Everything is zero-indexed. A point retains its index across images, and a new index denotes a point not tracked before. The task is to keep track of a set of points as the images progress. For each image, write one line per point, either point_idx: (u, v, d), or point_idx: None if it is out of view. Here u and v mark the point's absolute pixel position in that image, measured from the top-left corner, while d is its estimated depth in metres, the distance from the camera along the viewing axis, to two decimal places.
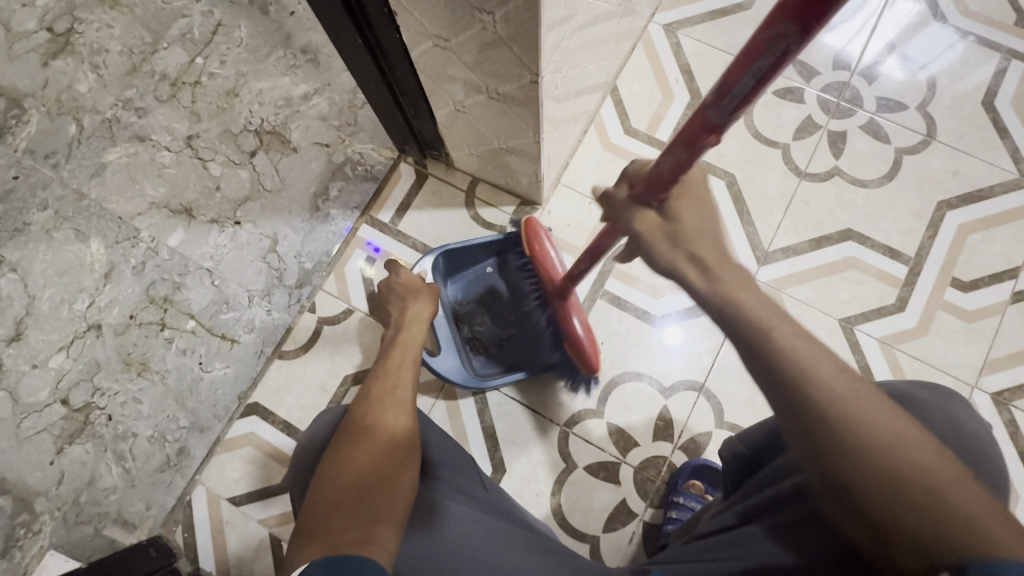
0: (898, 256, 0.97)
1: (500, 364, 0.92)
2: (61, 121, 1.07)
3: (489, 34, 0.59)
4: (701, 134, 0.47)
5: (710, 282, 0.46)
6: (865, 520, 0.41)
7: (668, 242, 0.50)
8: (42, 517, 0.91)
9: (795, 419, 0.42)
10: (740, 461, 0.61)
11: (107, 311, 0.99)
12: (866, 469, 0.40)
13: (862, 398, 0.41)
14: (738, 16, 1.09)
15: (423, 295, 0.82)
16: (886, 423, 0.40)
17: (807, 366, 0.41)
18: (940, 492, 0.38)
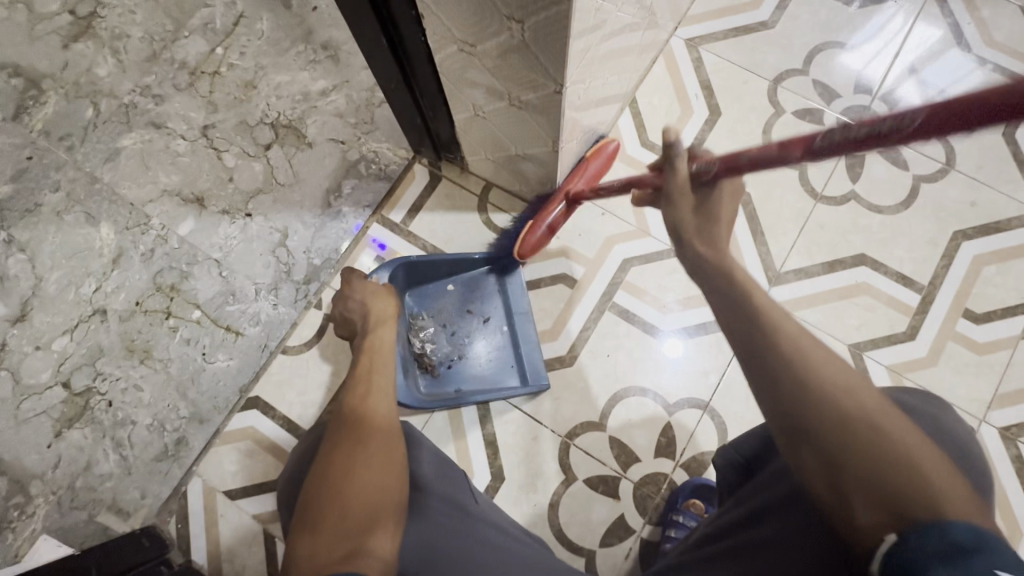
0: (911, 285, 0.96)
1: (444, 385, 0.92)
2: (79, 104, 1.07)
3: (515, 42, 0.59)
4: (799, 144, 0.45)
5: (712, 249, 0.53)
6: (824, 463, 0.41)
7: (691, 212, 0.55)
8: (36, 500, 0.90)
9: (755, 351, 0.45)
10: (734, 468, 0.62)
11: (114, 297, 0.98)
12: (823, 404, 0.41)
13: (808, 341, 0.45)
14: (761, 34, 1.08)
15: (388, 294, 0.80)
16: (833, 369, 0.43)
17: (766, 310, 0.47)
18: (885, 432, 0.40)
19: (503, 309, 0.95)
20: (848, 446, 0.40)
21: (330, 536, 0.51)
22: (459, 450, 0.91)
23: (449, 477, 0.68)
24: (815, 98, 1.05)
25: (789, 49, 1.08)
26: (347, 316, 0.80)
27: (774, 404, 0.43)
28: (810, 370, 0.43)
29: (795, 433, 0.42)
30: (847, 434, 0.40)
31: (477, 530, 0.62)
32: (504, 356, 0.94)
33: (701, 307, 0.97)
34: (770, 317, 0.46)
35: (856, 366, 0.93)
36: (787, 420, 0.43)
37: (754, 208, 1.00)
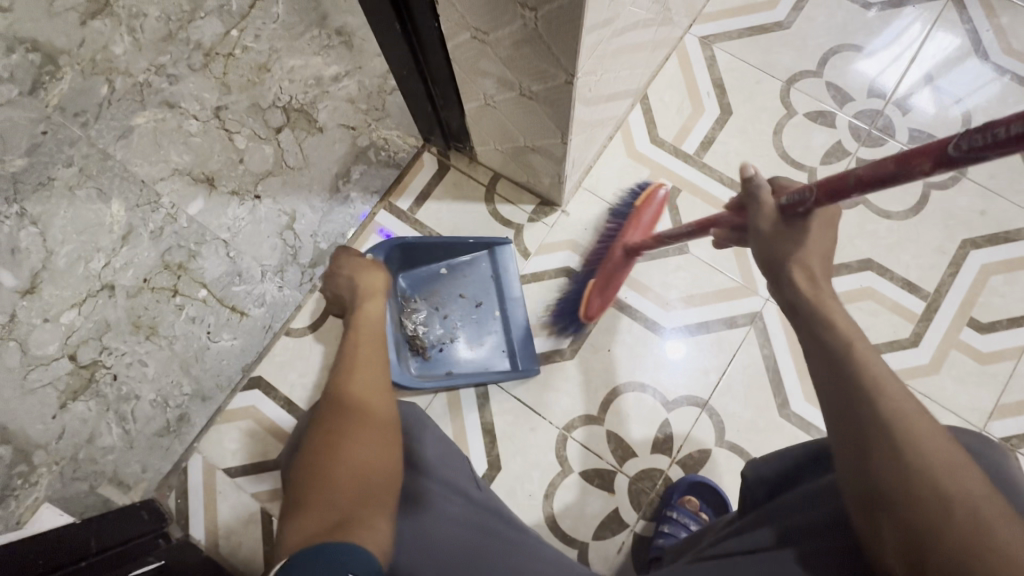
0: (916, 291, 0.96)
1: (435, 368, 0.92)
2: (94, 81, 1.08)
3: (528, 31, 0.59)
4: (918, 157, 0.41)
5: (814, 287, 0.50)
6: (904, 533, 0.40)
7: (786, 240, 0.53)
8: (39, 469, 0.92)
9: (854, 413, 0.43)
10: (764, 484, 0.60)
11: (122, 273, 1.00)
12: (916, 476, 0.40)
13: (918, 415, 0.42)
14: (776, 35, 1.08)
15: (375, 266, 0.73)
16: (937, 444, 0.41)
17: (872, 370, 0.44)
18: (985, 522, 0.38)
19: (496, 294, 0.95)
20: (932, 528, 0.39)
21: (317, 512, 0.48)
22: (457, 438, 0.92)
23: (452, 459, 0.68)
24: (828, 101, 1.05)
25: (804, 50, 1.07)
26: (330, 288, 0.74)
27: (861, 473, 0.43)
28: (908, 448, 0.41)
29: (877, 504, 0.41)
30: (945, 518, 0.39)
31: (475, 515, 0.63)
32: (496, 341, 0.94)
33: (704, 306, 0.97)
34: (873, 380, 0.44)
35: None
36: (869, 488, 0.42)
37: None
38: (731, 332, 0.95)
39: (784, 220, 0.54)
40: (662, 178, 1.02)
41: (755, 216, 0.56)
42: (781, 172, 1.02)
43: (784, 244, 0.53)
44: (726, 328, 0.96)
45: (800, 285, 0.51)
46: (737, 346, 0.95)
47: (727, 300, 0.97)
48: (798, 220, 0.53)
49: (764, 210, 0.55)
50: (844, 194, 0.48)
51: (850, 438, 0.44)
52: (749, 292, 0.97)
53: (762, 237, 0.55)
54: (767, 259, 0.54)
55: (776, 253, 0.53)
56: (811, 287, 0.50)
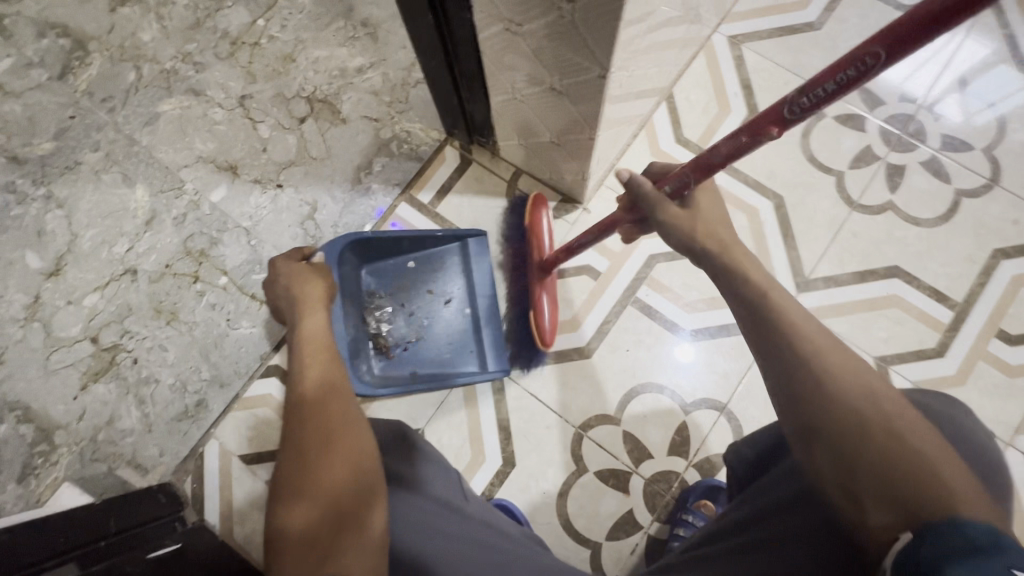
0: (945, 300, 0.94)
1: (400, 367, 0.92)
2: (122, 67, 1.09)
3: (563, 22, 0.58)
4: (767, 124, 0.48)
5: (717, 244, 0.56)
6: (841, 462, 0.42)
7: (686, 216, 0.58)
8: (59, 449, 0.93)
9: (777, 361, 0.46)
10: (745, 465, 0.62)
11: (145, 258, 1.00)
12: (840, 410, 0.43)
13: (828, 349, 0.46)
14: (806, 35, 1.06)
15: (314, 278, 0.78)
16: (852, 376, 0.44)
17: (789, 318, 0.47)
18: (902, 434, 0.42)
19: (467, 291, 0.95)
20: (862, 449, 0.42)
21: (300, 543, 0.51)
22: (472, 432, 0.91)
23: (442, 478, 0.67)
24: (858, 104, 1.03)
25: (835, 52, 1.05)
26: (278, 305, 0.77)
27: (794, 407, 0.45)
28: (828, 381, 0.44)
29: (812, 434, 0.44)
30: (868, 440, 0.42)
31: (472, 529, 0.62)
32: (464, 340, 0.93)
33: (725, 308, 0.96)
34: (790, 322, 0.47)
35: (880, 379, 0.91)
36: (805, 421, 0.44)
37: (786, 213, 0.98)
38: None
39: (678, 204, 0.59)
40: None
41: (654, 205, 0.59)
42: (808, 175, 1.00)
43: (685, 222, 0.58)
44: None
45: (717, 252, 0.55)
46: None
47: None
48: (687, 200, 0.59)
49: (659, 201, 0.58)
50: (714, 168, 0.54)
51: (778, 377, 0.46)
52: None
53: (662, 223, 0.59)
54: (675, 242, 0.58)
55: (679, 232, 0.58)
56: (720, 244, 0.56)
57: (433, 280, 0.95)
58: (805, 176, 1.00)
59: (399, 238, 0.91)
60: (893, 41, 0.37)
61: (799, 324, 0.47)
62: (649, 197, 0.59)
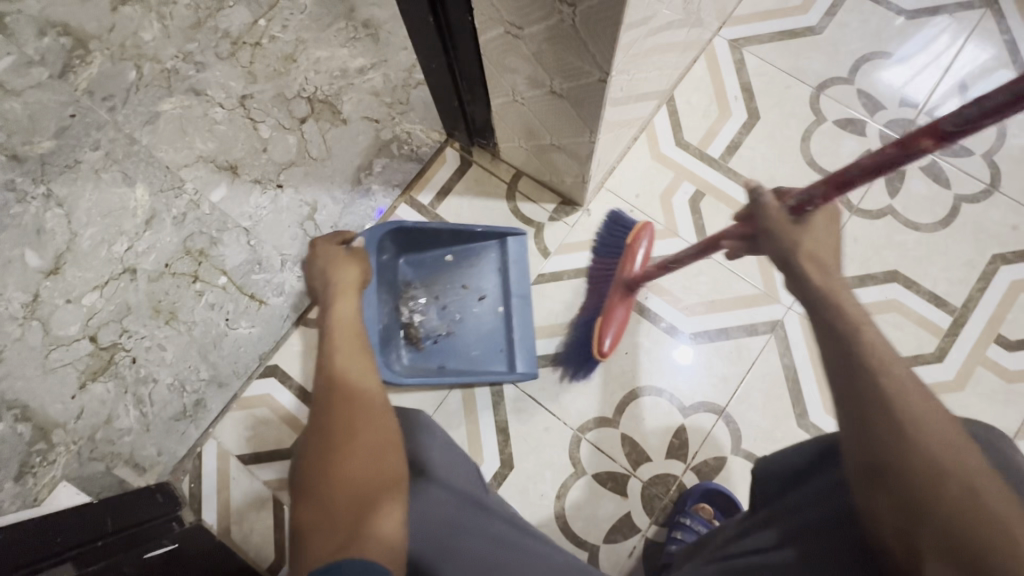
0: (944, 305, 0.94)
1: (428, 360, 0.92)
2: (123, 66, 1.09)
3: (565, 26, 0.58)
4: (919, 137, 0.44)
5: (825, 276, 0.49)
6: (905, 508, 0.41)
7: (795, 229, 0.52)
8: (57, 448, 0.93)
9: (860, 395, 0.44)
10: (777, 480, 0.57)
11: (144, 257, 1.00)
12: (914, 456, 0.41)
13: (917, 394, 0.43)
14: (807, 39, 1.06)
15: (352, 261, 0.77)
16: (935, 426, 0.42)
17: (877, 353, 0.45)
18: (980, 493, 0.39)
19: (501, 289, 0.94)
20: (931, 501, 0.40)
21: (326, 522, 0.49)
22: (471, 434, 0.91)
23: (458, 467, 0.69)
24: (858, 109, 1.03)
25: (835, 57, 1.05)
26: (310, 284, 0.76)
27: (863, 450, 0.43)
28: (908, 430, 0.42)
29: (878, 478, 0.43)
30: (941, 492, 0.40)
31: (484, 523, 0.62)
32: (494, 339, 0.92)
33: (724, 312, 0.96)
34: (879, 363, 0.44)
35: None
36: (871, 464, 0.43)
37: None
38: (751, 339, 0.94)
39: (794, 219, 0.53)
40: (686, 181, 1.01)
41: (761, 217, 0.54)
42: (808, 179, 1.00)
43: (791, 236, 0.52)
44: (746, 335, 0.94)
45: (812, 273, 0.49)
46: (756, 355, 0.94)
47: (747, 307, 0.96)
48: (804, 217, 0.53)
49: (772, 213, 0.53)
50: (851, 185, 0.50)
51: (853, 417, 0.44)
52: (770, 300, 0.95)
53: (769, 232, 0.53)
54: (776, 255, 0.52)
55: (786, 242, 0.52)
56: (821, 271, 0.49)
57: (468, 275, 0.95)
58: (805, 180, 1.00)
59: (438, 230, 0.91)
60: None
61: (886, 365, 0.44)
62: (762, 201, 0.54)
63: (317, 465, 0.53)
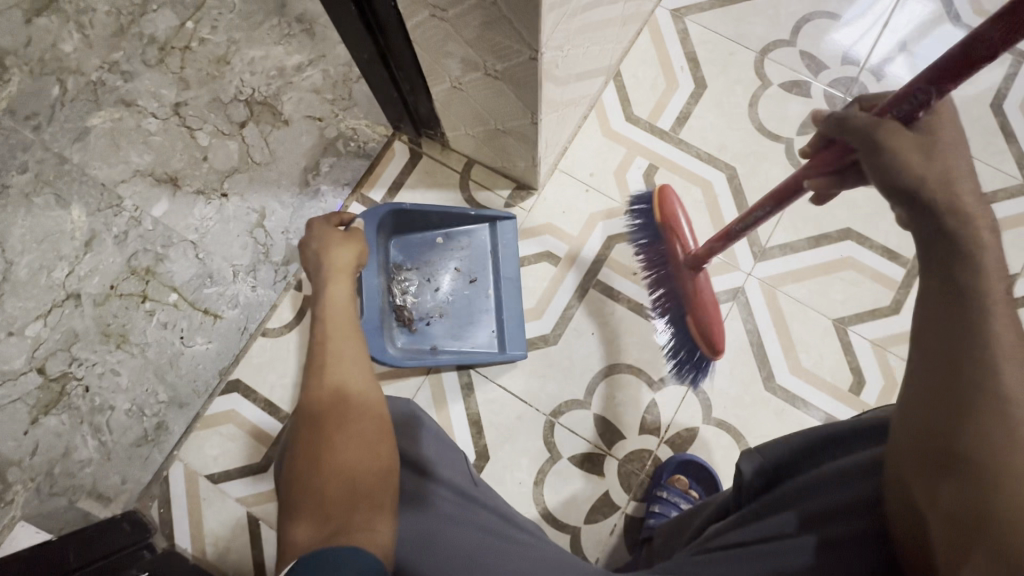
0: (895, 258, 0.96)
1: (421, 342, 0.91)
2: (44, 81, 1.03)
3: (487, 5, 0.56)
4: None
5: (951, 201, 0.42)
6: (965, 504, 0.36)
7: (918, 151, 0.44)
8: (14, 487, 0.89)
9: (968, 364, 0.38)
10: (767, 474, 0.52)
11: (87, 280, 0.96)
12: (1008, 464, 0.36)
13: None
14: (747, 4, 1.06)
15: (347, 241, 0.74)
16: None
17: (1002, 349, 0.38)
18: None
19: (492, 272, 0.94)
20: (995, 506, 0.35)
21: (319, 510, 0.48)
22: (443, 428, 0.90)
23: (452, 458, 0.67)
24: (803, 70, 1.03)
25: (776, 20, 1.05)
26: (304, 264, 0.74)
27: (939, 428, 0.39)
28: (1007, 425, 0.36)
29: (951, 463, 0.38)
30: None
31: (474, 515, 0.61)
32: (487, 321, 0.92)
33: None
34: (996, 352, 0.38)
35: (838, 340, 0.94)
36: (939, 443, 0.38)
37: (740, 183, 1.00)
38: None
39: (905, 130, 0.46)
40: (639, 156, 1.00)
41: (864, 133, 0.46)
42: (757, 144, 1.01)
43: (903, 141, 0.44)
44: None
45: (941, 207, 0.42)
46: None
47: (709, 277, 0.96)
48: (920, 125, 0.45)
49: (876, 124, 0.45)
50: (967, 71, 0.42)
51: (937, 391, 0.39)
52: (730, 268, 0.96)
53: (881, 152, 0.45)
54: (882, 182, 0.45)
55: (908, 170, 0.43)
56: (950, 202, 0.42)
57: (460, 256, 0.94)
58: (755, 146, 1.01)
59: (431, 211, 0.90)
60: None
61: (1009, 357, 0.38)
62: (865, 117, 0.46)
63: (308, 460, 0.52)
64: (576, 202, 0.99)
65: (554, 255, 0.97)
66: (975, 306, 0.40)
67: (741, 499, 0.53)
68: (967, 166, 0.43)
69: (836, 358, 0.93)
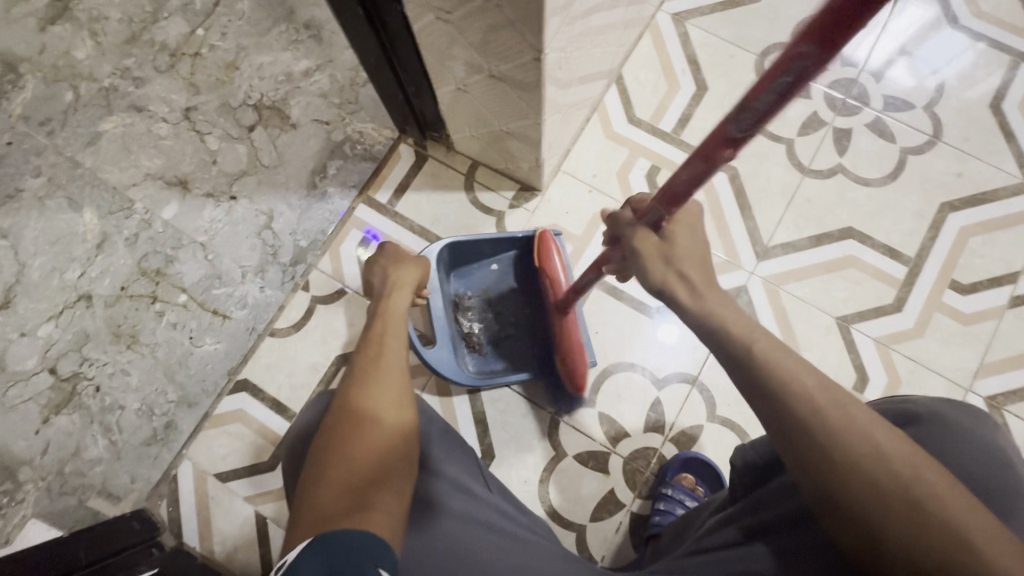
0: (898, 256, 0.97)
1: (493, 364, 0.92)
2: (57, 87, 1.06)
3: (492, 8, 0.58)
4: (717, 147, 0.46)
5: (698, 299, 0.51)
6: (857, 525, 0.41)
7: (662, 262, 0.54)
8: (25, 486, 0.90)
9: (762, 407, 0.45)
10: (755, 471, 0.55)
11: (99, 282, 0.98)
12: (860, 480, 0.41)
13: (841, 410, 0.43)
14: (747, 8, 1.07)
15: (413, 262, 0.79)
16: (878, 441, 0.41)
17: (792, 383, 0.44)
18: (931, 508, 0.39)
19: (547, 288, 0.94)
20: (883, 516, 0.40)
21: (338, 486, 0.51)
22: None
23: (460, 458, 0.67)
24: None
25: (776, 23, 1.07)
26: (370, 281, 0.80)
27: (797, 469, 0.44)
28: (830, 453, 0.42)
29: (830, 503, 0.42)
30: (889, 508, 0.40)
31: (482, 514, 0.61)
32: (551, 335, 0.93)
33: None
34: (794, 395, 0.43)
35: (842, 339, 0.94)
36: (819, 485, 0.43)
37: (741, 183, 1.00)
38: None
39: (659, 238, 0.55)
40: (642, 157, 1.02)
41: (631, 248, 0.57)
42: (758, 145, 1.02)
43: (649, 249, 0.55)
44: None
45: (683, 297, 0.52)
46: None
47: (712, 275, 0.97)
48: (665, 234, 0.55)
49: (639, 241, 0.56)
50: (680, 200, 0.51)
51: (771, 440, 0.45)
52: (735, 267, 0.97)
53: (641, 264, 0.56)
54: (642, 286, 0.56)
55: (654, 284, 0.54)
56: (690, 291, 0.52)
57: (519, 276, 0.94)
58: (756, 147, 1.02)
59: (485, 242, 0.90)
60: (815, 37, 0.33)
61: (802, 394, 0.43)
62: (626, 224, 0.57)
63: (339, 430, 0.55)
64: (580, 203, 1.00)
65: None
66: (743, 353, 0.46)
67: (734, 497, 0.58)
68: (700, 264, 0.53)
69: (840, 356, 0.94)
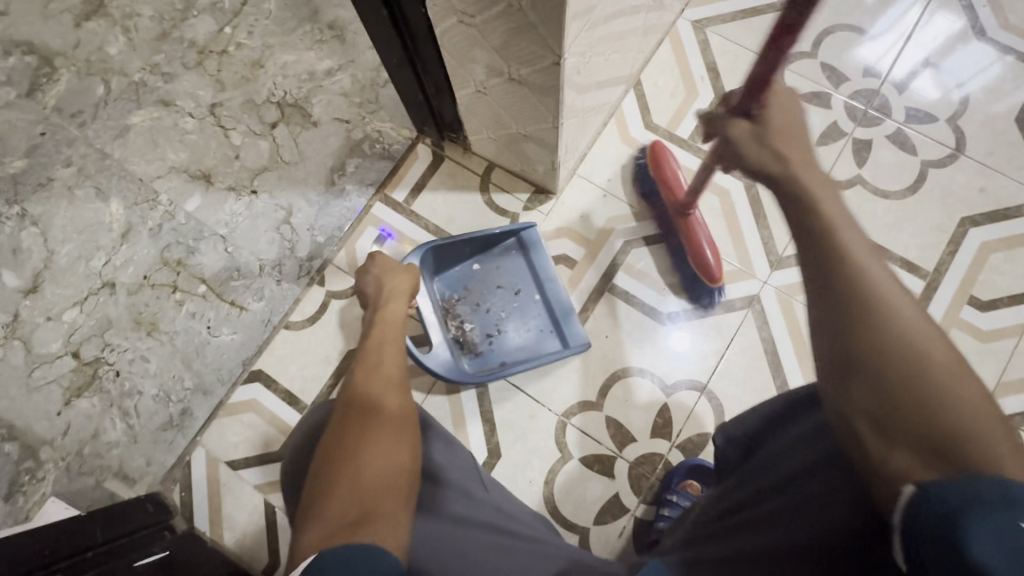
0: (916, 270, 0.95)
1: (489, 361, 0.93)
2: (90, 81, 1.09)
3: (514, 12, 0.59)
4: (781, 34, 0.57)
5: (785, 164, 0.51)
6: (873, 398, 0.38)
7: (756, 142, 0.55)
8: (46, 465, 0.93)
9: (824, 270, 0.42)
10: (737, 444, 0.58)
11: (122, 270, 1.01)
12: (884, 348, 0.38)
13: (896, 291, 0.40)
14: (769, 16, 1.07)
15: (405, 270, 0.82)
16: (913, 322, 0.38)
17: (862, 258, 0.41)
18: (953, 395, 0.35)
19: (532, 278, 0.96)
20: (898, 395, 0.37)
21: (342, 502, 0.51)
22: (457, 426, 0.92)
23: (462, 462, 0.67)
24: (824, 82, 1.04)
25: (798, 32, 1.06)
26: (363, 290, 0.82)
27: (834, 336, 0.40)
28: (881, 316, 0.39)
29: (850, 368, 0.39)
30: (912, 379, 0.37)
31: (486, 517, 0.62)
32: (542, 324, 0.94)
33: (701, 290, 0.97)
34: (858, 262, 0.41)
35: None
36: (842, 356, 0.40)
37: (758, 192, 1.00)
38: (728, 315, 0.95)
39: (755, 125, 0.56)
40: None
41: (722, 134, 0.59)
42: None
43: (743, 133, 0.56)
44: (723, 311, 0.95)
45: (773, 167, 0.52)
46: (735, 329, 0.95)
47: (724, 282, 0.97)
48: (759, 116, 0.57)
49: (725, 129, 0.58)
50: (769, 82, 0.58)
51: (818, 303, 0.42)
52: (748, 275, 0.97)
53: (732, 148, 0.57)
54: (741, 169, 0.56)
55: (753, 162, 0.54)
56: (780, 163, 0.51)
57: (503, 269, 0.96)
58: None
59: (464, 242, 0.92)
60: None
61: (865, 260, 0.41)
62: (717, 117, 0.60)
63: (342, 447, 0.56)
64: (594, 207, 1.01)
65: (570, 259, 0.99)
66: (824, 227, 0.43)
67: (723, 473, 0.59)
68: (799, 141, 0.53)
69: None
